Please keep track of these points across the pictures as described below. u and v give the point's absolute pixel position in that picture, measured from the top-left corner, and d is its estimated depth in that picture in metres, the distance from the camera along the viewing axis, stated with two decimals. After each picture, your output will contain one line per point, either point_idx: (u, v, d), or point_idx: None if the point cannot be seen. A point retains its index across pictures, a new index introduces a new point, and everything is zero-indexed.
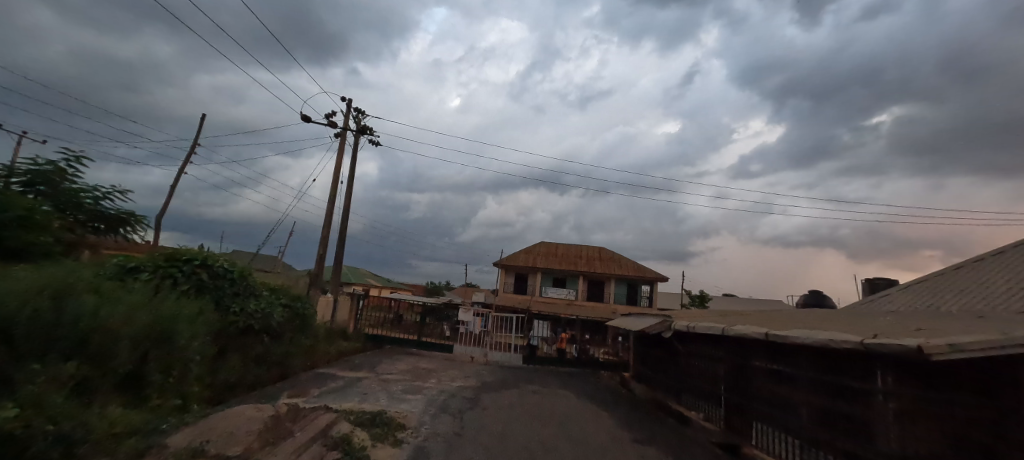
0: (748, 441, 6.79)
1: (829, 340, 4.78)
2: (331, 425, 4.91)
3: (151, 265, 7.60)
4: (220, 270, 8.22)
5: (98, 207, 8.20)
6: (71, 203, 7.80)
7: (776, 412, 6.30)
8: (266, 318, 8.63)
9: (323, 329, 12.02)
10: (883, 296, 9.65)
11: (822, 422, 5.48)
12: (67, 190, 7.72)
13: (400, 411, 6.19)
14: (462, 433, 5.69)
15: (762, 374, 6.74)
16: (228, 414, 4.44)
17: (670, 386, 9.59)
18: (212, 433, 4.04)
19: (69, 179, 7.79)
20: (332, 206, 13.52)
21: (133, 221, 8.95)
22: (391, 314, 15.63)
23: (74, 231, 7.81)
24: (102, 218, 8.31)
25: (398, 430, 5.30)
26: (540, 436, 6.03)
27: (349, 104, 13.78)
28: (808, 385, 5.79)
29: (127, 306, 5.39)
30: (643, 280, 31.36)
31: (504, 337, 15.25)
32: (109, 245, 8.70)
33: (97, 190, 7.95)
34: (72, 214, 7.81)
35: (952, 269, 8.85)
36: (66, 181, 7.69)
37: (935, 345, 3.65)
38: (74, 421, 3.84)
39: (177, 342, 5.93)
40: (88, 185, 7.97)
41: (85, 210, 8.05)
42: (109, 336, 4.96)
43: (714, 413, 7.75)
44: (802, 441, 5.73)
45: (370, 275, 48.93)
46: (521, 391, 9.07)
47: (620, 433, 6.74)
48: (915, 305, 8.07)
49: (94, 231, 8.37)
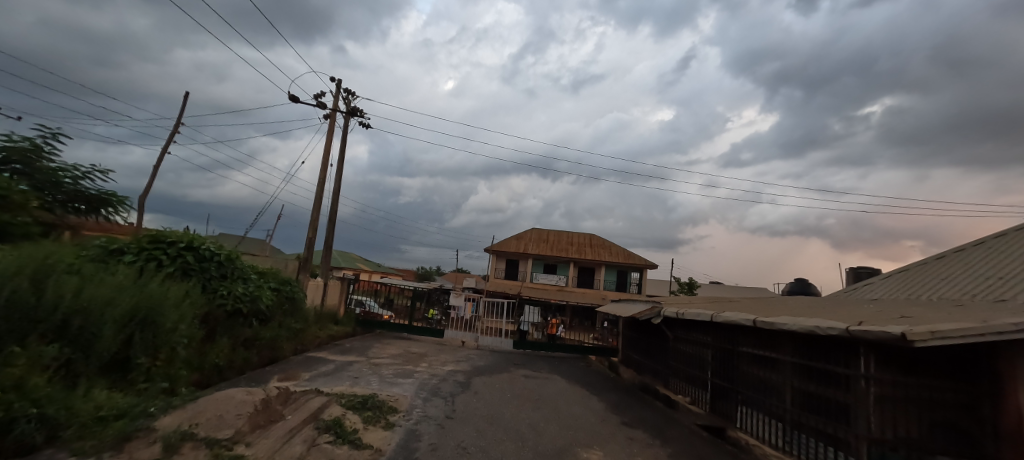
0: (733, 424, 6.91)
1: (815, 327, 4.85)
2: (323, 409, 4.91)
3: (135, 246, 7.52)
4: (206, 253, 8.13)
5: (78, 187, 8.02)
6: (50, 183, 7.61)
7: (761, 396, 6.43)
8: (254, 301, 8.53)
9: (312, 313, 11.93)
10: (868, 284, 9.86)
11: (806, 407, 5.59)
12: (46, 168, 7.53)
13: (392, 395, 6.19)
14: (454, 416, 5.72)
15: (750, 359, 6.81)
16: (217, 397, 4.36)
17: (659, 370, 9.68)
18: (201, 416, 3.98)
19: (47, 158, 7.59)
20: (321, 189, 13.30)
21: (115, 201, 8.78)
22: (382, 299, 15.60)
23: (54, 212, 7.63)
24: (83, 199, 8.16)
25: (389, 413, 5.30)
26: (531, 420, 6.08)
27: (338, 84, 13.45)
28: (793, 370, 5.86)
29: (110, 287, 5.32)
30: (633, 267, 31.66)
31: (494, 323, 15.25)
32: (91, 226, 8.54)
33: (76, 169, 7.77)
34: (51, 193, 7.63)
35: (934, 259, 9.05)
36: (44, 160, 7.48)
37: (919, 332, 3.71)
38: (57, 405, 3.82)
39: (162, 325, 5.83)
40: (67, 164, 7.77)
41: (65, 191, 7.88)
42: (92, 318, 4.87)
43: (701, 397, 7.83)
44: (786, 424, 5.85)
45: (361, 260, 48.67)
46: (511, 375, 9.13)
47: (609, 416, 6.80)
48: (899, 293, 8.26)
49: (75, 211, 8.20)
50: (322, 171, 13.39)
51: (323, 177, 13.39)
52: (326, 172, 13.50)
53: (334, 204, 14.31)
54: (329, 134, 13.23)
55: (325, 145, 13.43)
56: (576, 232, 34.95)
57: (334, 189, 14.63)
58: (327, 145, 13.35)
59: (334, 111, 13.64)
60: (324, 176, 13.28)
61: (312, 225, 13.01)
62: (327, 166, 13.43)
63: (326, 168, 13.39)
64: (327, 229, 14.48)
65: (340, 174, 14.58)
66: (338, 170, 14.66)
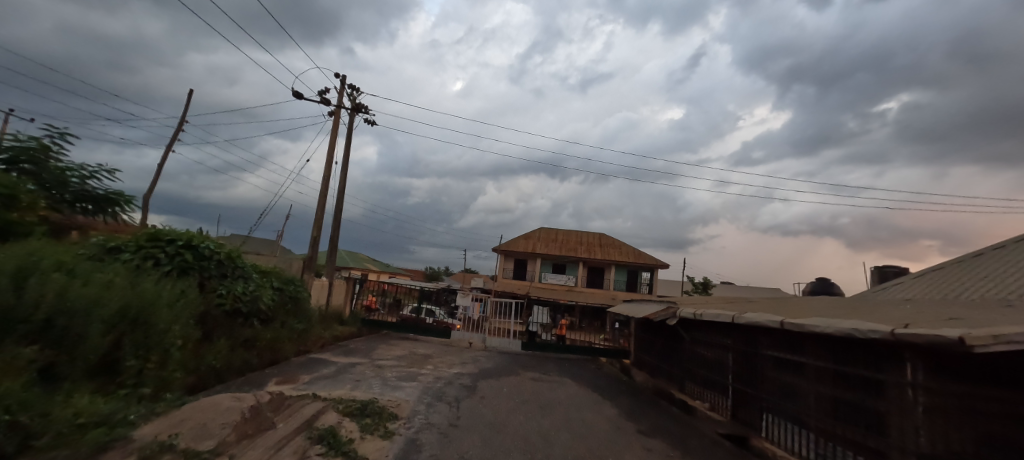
0: (757, 433, 6.48)
1: (853, 330, 4.46)
2: (318, 416, 4.59)
3: (133, 245, 7.31)
4: (205, 251, 7.90)
5: (85, 187, 7.87)
6: (58, 183, 7.46)
7: (788, 403, 6.01)
8: (255, 301, 8.27)
9: (317, 314, 11.68)
10: (897, 283, 9.37)
11: (836, 416, 5.22)
12: (53, 168, 7.38)
13: (393, 400, 5.86)
14: (458, 423, 5.38)
15: (772, 364, 6.43)
16: (203, 403, 4.06)
17: (674, 373, 9.29)
18: (184, 424, 3.68)
19: (54, 157, 7.43)
20: (326, 188, 13.04)
21: (122, 201, 8.63)
22: (390, 299, 15.35)
23: (61, 212, 7.48)
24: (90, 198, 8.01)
25: (389, 421, 4.98)
26: (540, 427, 5.73)
27: (342, 80, 13.18)
28: (821, 375, 5.49)
29: (99, 286, 5.07)
30: (644, 267, 31.14)
31: (503, 323, 14.92)
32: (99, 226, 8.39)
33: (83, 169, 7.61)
34: (59, 194, 7.48)
35: (969, 257, 8.55)
36: (50, 159, 7.34)
37: (979, 336, 3.32)
38: (31, 412, 3.54)
39: (155, 326, 5.56)
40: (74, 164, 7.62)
41: (72, 191, 7.73)
42: (78, 318, 4.60)
43: (721, 403, 7.42)
44: (816, 435, 5.43)
45: (369, 260, 48.65)
46: (520, 378, 8.78)
47: (623, 424, 6.42)
48: (933, 292, 7.79)
49: (82, 212, 8.05)
50: (327, 167, 13.08)
51: (328, 173, 13.09)
52: (331, 170, 13.22)
53: (340, 203, 14.03)
54: (334, 131, 12.94)
55: (330, 142, 13.14)
56: (585, 231, 34.47)
57: (339, 187, 14.34)
58: (332, 142, 13.07)
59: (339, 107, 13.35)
60: (329, 174, 12.99)
61: (317, 223, 12.75)
62: (332, 163, 13.15)
63: (331, 165, 13.10)
64: (332, 227, 14.22)
65: (345, 172, 14.30)
66: (344, 167, 14.37)
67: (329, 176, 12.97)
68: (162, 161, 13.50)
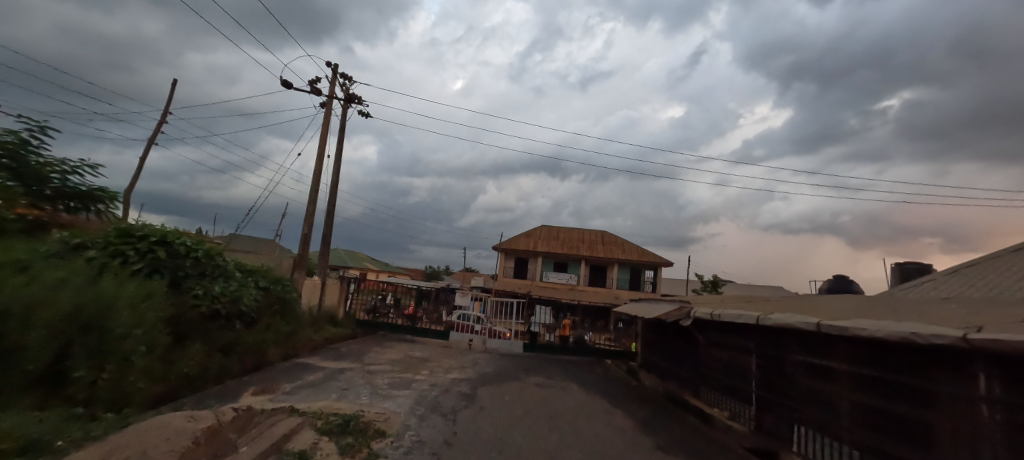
0: (789, 448, 5.84)
1: (912, 334, 3.84)
2: (290, 436, 3.95)
3: (100, 242, 6.69)
4: (181, 248, 7.28)
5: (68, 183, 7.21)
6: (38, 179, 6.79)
7: (823, 415, 5.37)
8: (236, 301, 7.65)
9: (307, 315, 11.05)
10: (928, 281, 8.75)
11: (882, 430, 4.62)
12: (34, 164, 6.71)
13: (381, 413, 5.23)
14: (454, 440, 4.74)
15: (802, 369, 5.80)
16: (150, 425, 3.43)
17: (687, 377, 8.66)
18: (120, 453, 3.05)
19: (34, 152, 6.75)
20: (317, 182, 12.40)
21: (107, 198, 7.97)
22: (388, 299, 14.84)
23: (40, 211, 6.84)
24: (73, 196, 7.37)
25: (374, 439, 4.34)
26: (546, 443, 5.10)
27: (334, 68, 12.53)
28: (863, 384, 4.87)
29: (44, 286, 4.45)
30: (648, 265, 30.48)
31: (503, 323, 14.42)
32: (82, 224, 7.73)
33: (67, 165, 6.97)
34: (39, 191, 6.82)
35: (1008, 252, 7.94)
36: (31, 154, 6.66)
37: None
38: None
39: (112, 331, 4.93)
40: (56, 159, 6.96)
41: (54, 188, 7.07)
42: (13, 325, 3.97)
43: (743, 412, 6.80)
44: (860, 453, 4.80)
45: (368, 258, 48.07)
46: (523, 384, 8.15)
47: (638, 438, 5.79)
48: (973, 289, 7.18)
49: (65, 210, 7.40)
50: (318, 161, 12.41)
51: (319, 167, 12.43)
52: (322, 163, 12.56)
53: (332, 198, 13.38)
54: (325, 123, 12.29)
55: (321, 135, 12.48)
56: (587, 229, 33.81)
57: (332, 182, 13.68)
58: (324, 134, 12.42)
59: (331, 98, 12.69)
60: (320, 168, 12.32)
61: (309, 220, 12.12)
62: (323, 156, 12.49)
63: (322, 158, 12.45)
64: (325, 224, 13.57)
65: (338, 166, 13.65)
66: (337, 161, 13.72)
67: (320, 170, 12.31)
68: (145, 155, 12.84)
